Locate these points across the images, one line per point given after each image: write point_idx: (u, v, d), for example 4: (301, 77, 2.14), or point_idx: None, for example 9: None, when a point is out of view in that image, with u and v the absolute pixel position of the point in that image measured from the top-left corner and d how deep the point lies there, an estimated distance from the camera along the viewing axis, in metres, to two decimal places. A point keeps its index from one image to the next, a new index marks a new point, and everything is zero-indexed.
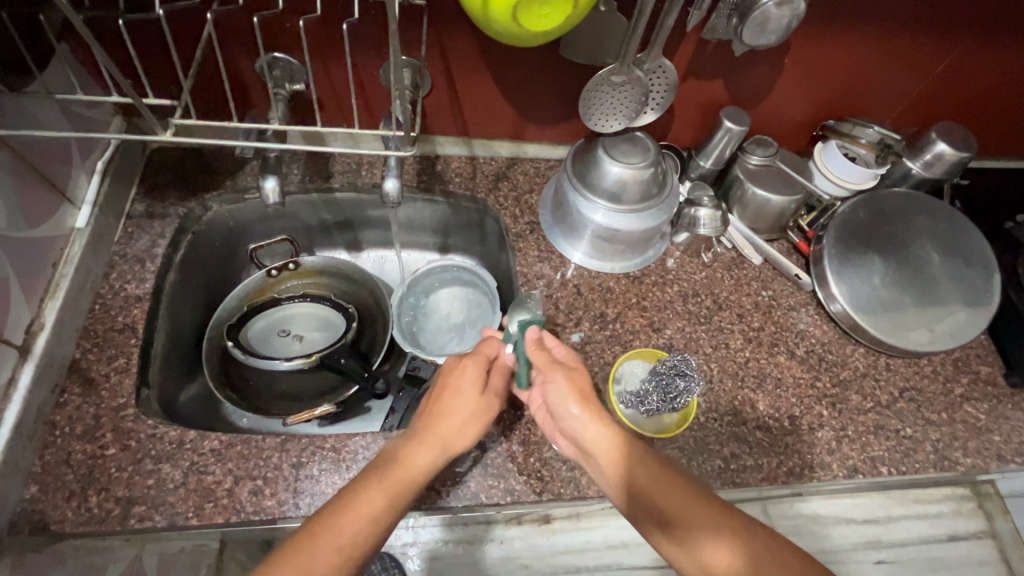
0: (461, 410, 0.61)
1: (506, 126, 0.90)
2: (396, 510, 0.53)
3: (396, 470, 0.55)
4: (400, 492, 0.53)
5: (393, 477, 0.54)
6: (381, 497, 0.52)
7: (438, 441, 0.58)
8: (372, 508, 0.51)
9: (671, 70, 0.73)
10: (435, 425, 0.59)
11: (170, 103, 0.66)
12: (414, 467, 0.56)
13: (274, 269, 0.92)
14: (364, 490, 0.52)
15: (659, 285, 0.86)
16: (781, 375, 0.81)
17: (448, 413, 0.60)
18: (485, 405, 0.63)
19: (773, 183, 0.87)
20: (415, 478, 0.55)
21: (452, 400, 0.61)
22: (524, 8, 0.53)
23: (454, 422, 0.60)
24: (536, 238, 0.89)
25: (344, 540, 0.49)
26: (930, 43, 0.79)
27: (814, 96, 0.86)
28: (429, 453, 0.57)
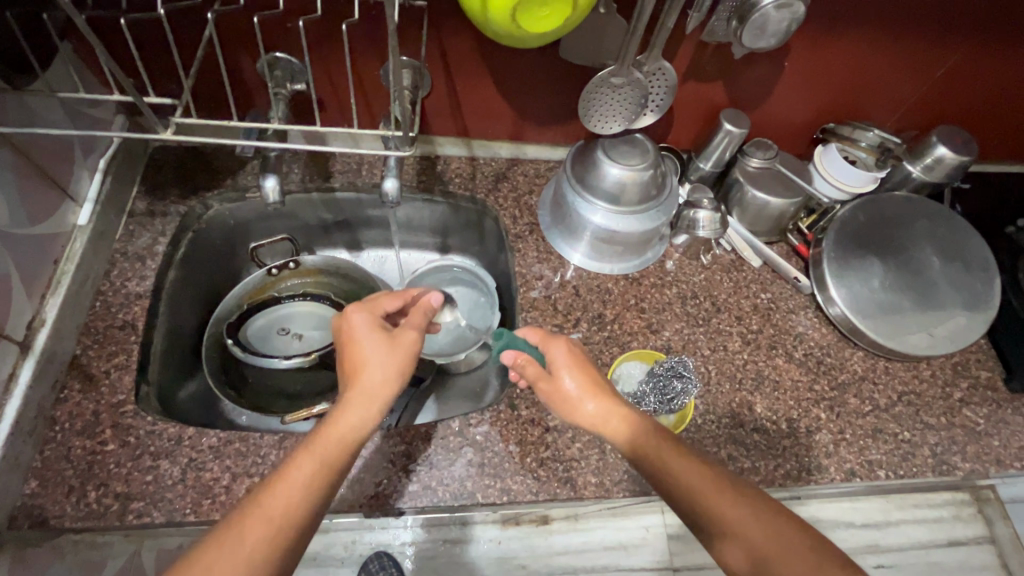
0: (376, 358, 0.59)
1: (506, 128, 0.90)
2: (332, 471, 0.52)
3: (324, 435, 0.53)
4: (332, 458, 0.52)
5: (323, 446, 0.52)
6: (311, 467, 0.51)
7: (366, 400, 0.56)
8: (303, 478, 0.50)
9: (671, 73, 0.72)
10: (356, 386, 0.57)
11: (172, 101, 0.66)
12: (347, 432, 0.54)
13: (274, 268, 0.93)
14: (292, 465, 0.51)
15: (658, 287, 0.86)
16: (779, 378, 0.80)
17: (366, 367, 0.58)
18: (402, 338, 0.61)
19: (773, 186, 0.87)
20: (346, 437, 0.54)
21: (362, 353, 0.59)
22: (524, 9, 0.53)
23: (376, 371, 0.58)
24: (535, 239, 0.89)
25: (278, 515, 0.48)
26: (932, 46, 0.78)
27: (814, 99, 0.86)
28: (355, 412, 0.55)
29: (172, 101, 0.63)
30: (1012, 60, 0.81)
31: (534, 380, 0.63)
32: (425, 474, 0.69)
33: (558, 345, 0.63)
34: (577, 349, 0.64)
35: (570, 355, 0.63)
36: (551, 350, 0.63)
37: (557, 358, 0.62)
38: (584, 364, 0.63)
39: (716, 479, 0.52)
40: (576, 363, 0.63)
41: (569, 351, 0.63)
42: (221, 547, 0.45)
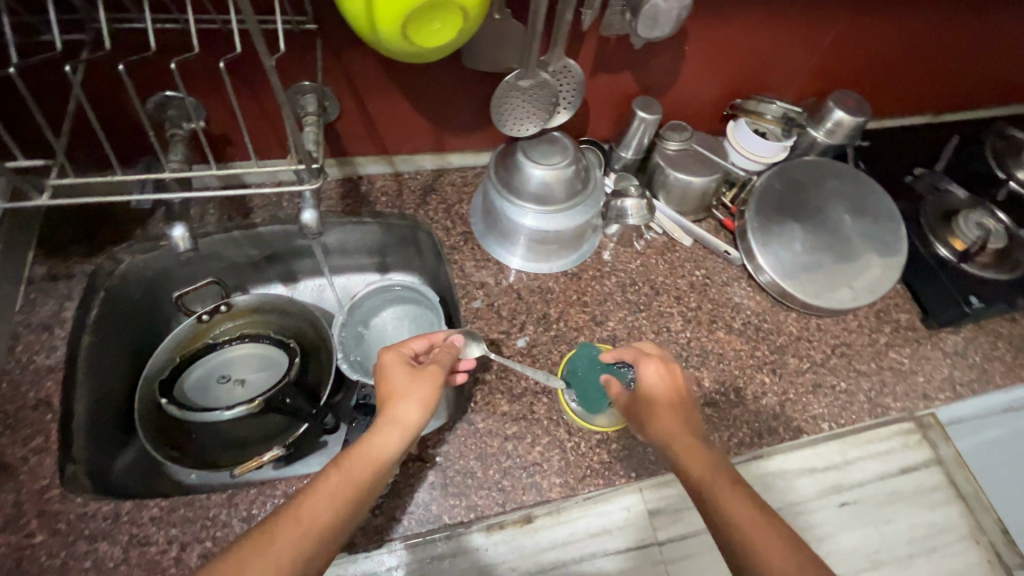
0: (410, 391, 0.63)
1: (426, 140, 0.88)
2: (360, 495, 0.54)
3: (359, 454, 0.57)
4: (362, 481, 0.55)
5: (354, 466, 0.56)
6: (343, 484, 0.54)
7: (396, 426, 0.60)
8: (334, 491, 0.53)
9: (577, 72, 0.73)
10: (389, 412, 0.61)
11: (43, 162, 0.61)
12: (379, 453, 0.58)
13: (204, 314, 0.89)
14: (324, 480, 0.54)
15: (598, 278, 0.88)
16: (722, 350, 0.83)
17: (400, 397, 0.62)
18: (428, 371, 0.65)
19: (692, 166, 0.90)
20: (378, 461, 0.57)
21: (397, 385, 0.64)
22: (414, 25, 0.52)
23: (407, 402, 0.62)
24: (470, 248, 0.88)
25: (314, 520, 0.51)
26: (818, 16, 0.83)
27: (718, 80, 0.90)
28: (387, 438, 0.59)
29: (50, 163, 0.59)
30: (888, 22, 0.87)
31: (614, 396, 0.67)
32: (387, 506, 0.67)
33: (652, 364, 0.66)
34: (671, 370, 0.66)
35: (662, 375, 0.65)
36: (648, 367, 0.66)
37: (650, 377, 0.65)
38: (666, 391, 0.64)
39: (728, 474, 0.53)
40: (662, 384, 0.65)
41: (667, 369, 0.65)
42: (251, 546, 0.47)
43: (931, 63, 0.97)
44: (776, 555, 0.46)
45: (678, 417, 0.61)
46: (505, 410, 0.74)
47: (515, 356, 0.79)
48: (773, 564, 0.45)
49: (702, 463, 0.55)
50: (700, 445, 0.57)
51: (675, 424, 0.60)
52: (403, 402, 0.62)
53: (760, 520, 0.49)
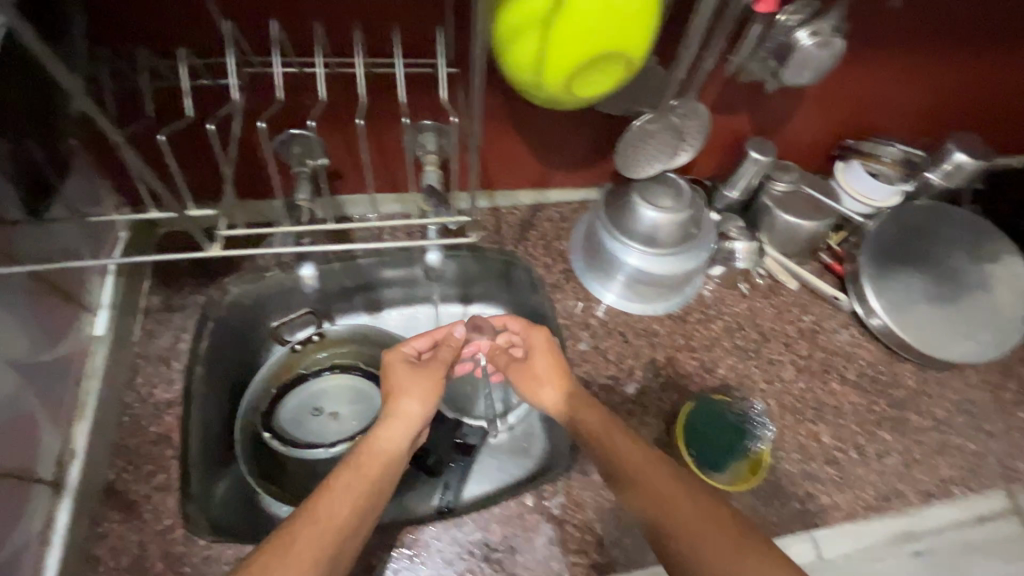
0: (409, 386, 0.73)
1: (530, 176, 0.87)
2: (374, 487, 0.62)
3: (365, 453, 0.65)
4: (376, 474, 0.63)
5: (365, 461, 0.64)
6: (355, 478, 0.61)
7: (398, 421, 0.70)
8: (347, 486, 0.60)
9: (703, 114, 0.70)
10: (392, 409, 0.71)
11: (209, 210, 0.58)
12: (383, 449, 0.66)
13: (298, 343, 0.89)
14: (338, 477, 0.61)
15: (703, 322, 0.85)
16: (839, 403, 0.79)
17: (401, 395, 0.72)
18: (428, 371, 0.75)
19: (801, 208, 0.86)
20: (385, 456, 0.66)
21: (398, 381, 0.74)
22: (580, 78, 0.51)
23: (407, 400, 0.72)
24: (572, 287, 0.87)
25: (337, 516, 0.57)
26: (950, 54, 0.79)
27: (831, 121, 0.86)
28: (390, 435, 0.68)
29: (210, 210, 0.59)
30: (1013, 62, 0.83)
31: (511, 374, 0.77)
32: (506, 560, 0.65)
33: (539, 334, 0.76)
34: (555, 343, 0.75)
35: (549, 343, 0.75)
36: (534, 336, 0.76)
37: (538, 343, 0.75)
38: (544, 358, 0.74)
39: (661, 468, 0.58)
40: (547, 353, 0.75)
41: (548, 340, 0.75)
42: (277, 545, 0.52)
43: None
44: (707, 544, 0.49)
45: (592, 407, 0.68)
46: None
47: (626, 403, 0.76)
48: (702, 549, 0.49)
49: (636, 456, 0.60)
50: (627, 436, 0.63)
51: (597, 415, 0.67)
52: (404, 400, 0.72)
53: (695, 514, 0.52)
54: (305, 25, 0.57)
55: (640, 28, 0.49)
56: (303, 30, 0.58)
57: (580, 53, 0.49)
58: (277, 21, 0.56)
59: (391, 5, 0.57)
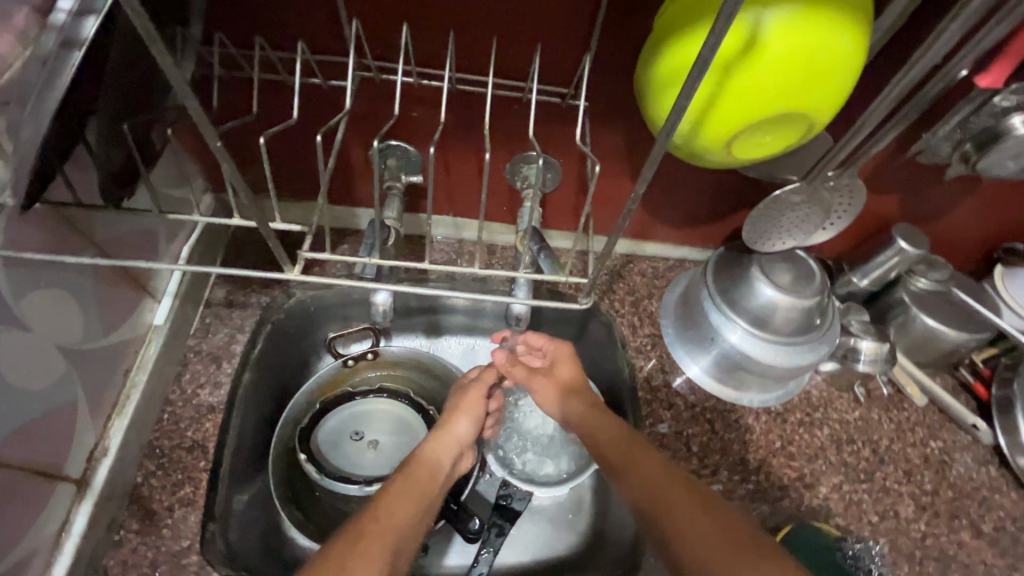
0: (464, 410, 0.70)
1: (631, 225, 0.78)
2: (422, 505, 0.59)
3: (417, 471, 0.62)
4: (427, 492, 0.60)
5: (418, 471, 0.62)
6: (407, 491, 0.59)
7: (450, 442, 0.67)
8: (401, 492, 0.58)
9: (858, 185, 0.59)
10: (446, 429, 0.68)
11: (300, 227, 0.51)
12: (435, 467, 0.64)
13: (350, 358, 0.83)
14: (393, 488, 0.59)
15: (807, 426, 0.73)
16: (970, 561, 0.65)
17: (453, 413, 0.70)
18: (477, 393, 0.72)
19: (946, 313, 0.73)
20: (435, 477, 0.63)
21: (456, 404, 0.71)
22: (745, 138, 0.43)
23: (460, 421, 0.69)
24: (658, 355, 0.77)
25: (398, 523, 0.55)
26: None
27: (998, 221, 0.73)
28: (440, 452, 0.66)
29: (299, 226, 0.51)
30: None
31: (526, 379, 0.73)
32: None
33: (564, 346, 0.72)
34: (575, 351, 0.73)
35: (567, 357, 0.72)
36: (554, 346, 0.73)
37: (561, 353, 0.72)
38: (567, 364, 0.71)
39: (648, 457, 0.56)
40: (570, 363, 0.72)
41: (575, 355, 0.72)
42: (343, 539, 0.51)
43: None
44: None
45: (591, 411, 0.65)
46: None
47: None
48: None
49: (631, 453, 0.57)
50: (621, 429, 0.60)
51: (594, 415, 0.64)
52: (458, 419, 0.69)
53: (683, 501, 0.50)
54: (431, 34, 0.52)
55: (829, 94, 0.40)
56: (428, 38, 0.52)
57: (749, 111, 0.40)
58: (406, 26, 0.50)
59: (532, 25, 0.51)
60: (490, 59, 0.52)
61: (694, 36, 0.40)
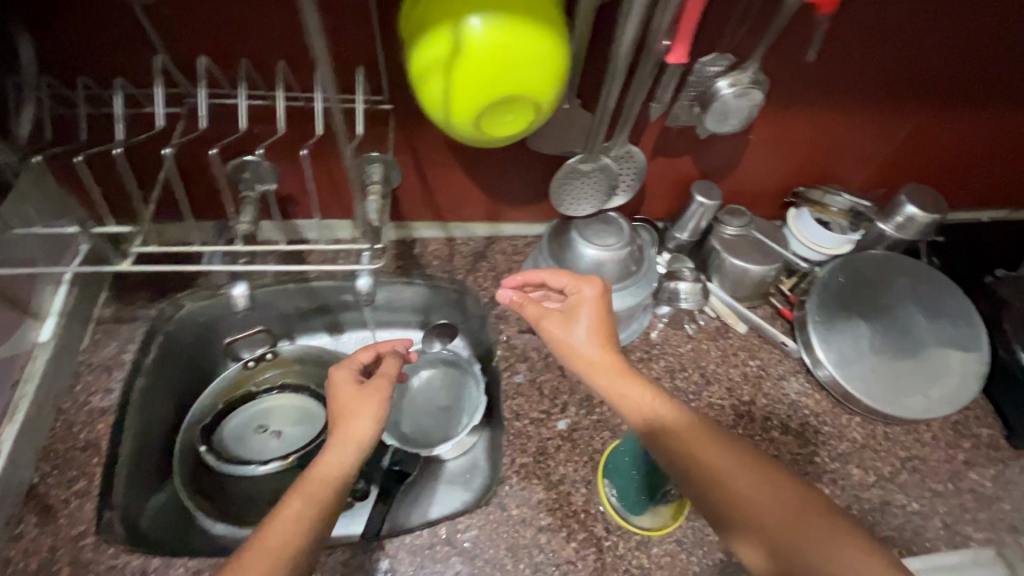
0: (358, 408, 0.65)
1: (481, 211, 0.90)
2: (319, 515, 0.57)
3: (310, 479, 0.59)
4: (321, 500, 0.58)
5: (310, 491, 0.59)
6: (303, 507, 0.57)
7: (347, 443, 0.63)
8: (297, 514, 0.57)
9: (643, 164, 0.74)
10: (340, 431, 0.64)
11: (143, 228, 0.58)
12: (330, 472, 0.60)
13: (251, 360, 0.92)
14: (287, 506, 0.57)
15: (645, 361, 0.84)
16: (778, 452, 0.78)
17: (353, 414, 0.65)
18: (375, 390, 0.67)
19: (749, 253, 0.87)
20: (332, 482, 0.60)
21: (345, 402, 0.66)
22: (487, 117, 0.54)
23: (357, 419, 0.64)
24: (515, 318, 0.87)
25: (287, 543, 0.55)
26: (917, 102, 0.79)
27: (783, 166, 0.87)
28: (338, 456, 0.62)
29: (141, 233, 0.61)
30: (965, 119, 0.83)
31: (541, 320, 0.71)
32: None
33: (590, 286, 0.70)
34: (608, 297, 0.71)
35: (597, 299, 0.70)
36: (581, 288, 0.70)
37: (586, 296, 0.70)
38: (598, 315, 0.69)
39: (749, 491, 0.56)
40: (597, 307, 0.70)
41: (601, 293, 0.70)
42: None
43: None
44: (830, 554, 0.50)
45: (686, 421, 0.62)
46: (540, 497, 0.71)
47: (555, 439, 0.75)
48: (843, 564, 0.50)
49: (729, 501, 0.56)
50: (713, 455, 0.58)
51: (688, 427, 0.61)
52: (355, 417, 0.65)
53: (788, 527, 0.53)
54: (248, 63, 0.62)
55: (544, 80, 0.52)
56: (235, 63, 0.62)
57: (490, 95, 0.51)
58: (204, 56, 0.60)
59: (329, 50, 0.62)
60: (280, 78, 0.62)
61: (428, 37, 0.50)
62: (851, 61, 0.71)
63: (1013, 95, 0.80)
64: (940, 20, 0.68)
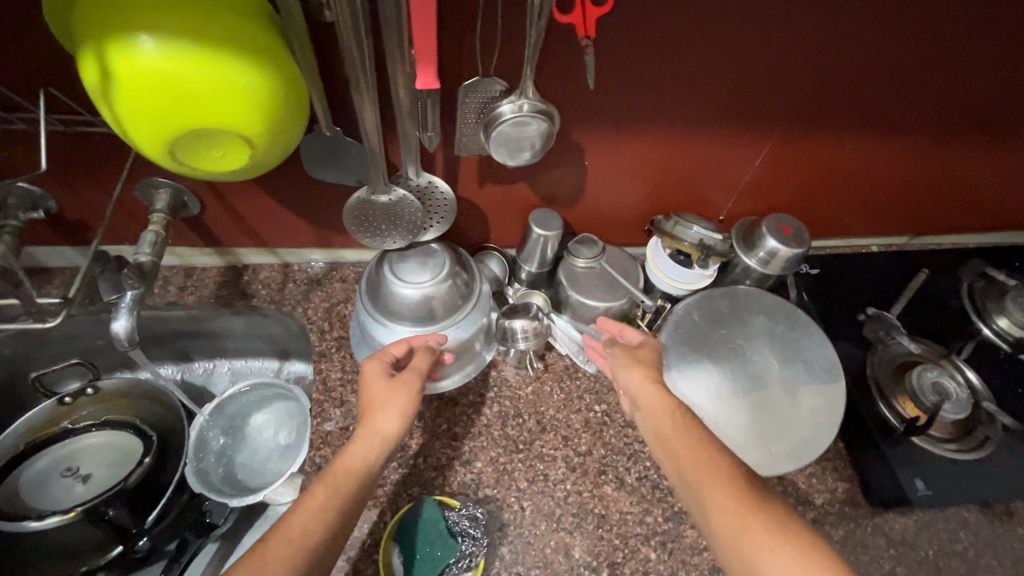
0: (387, 400, 0.62)
1: (309, 237, 0.82)
2: (342, 506, 0.55)
3: (337, 468, 0.57)
4: (344, 492, 0.56)
5: (337, 480, 0.56)
6: (329, 499, 0.55)
7: (374, 435, 0.60)
8: (319, 505, 0.54)
9: (453, 202, 0.69)
10: (367, 423, 0.61)
11: None
12: (355, 463, 0.58)
13: (65, 396, 0.81)
14: (313, 496, 0.54)
15: (476, 406, 0.77)
16: (605, 512, 0.71)
17: (379, 407, 0.62)
18: (405, 383, 0.64)
19: (597, 289, 0.79)
20: (357, 473, 0.57)
21: (373, 395, 0.63)
22: (183, 150, 0.47)
23: (385, 413, 0.62)
24: (341, 356, 0.80)
25: (307, 534, 0.52)
26: (775, 130, 0.71)
27: (640, 191, 0.79)
28: (365, 448, 0.59)
29: None
30: (847, 147, 0.75)
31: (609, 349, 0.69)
32: None
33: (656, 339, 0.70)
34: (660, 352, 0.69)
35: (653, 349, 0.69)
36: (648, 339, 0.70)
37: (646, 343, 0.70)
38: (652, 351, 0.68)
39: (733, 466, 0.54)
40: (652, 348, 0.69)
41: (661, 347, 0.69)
42: (246, 566, 0.48)
43: (918, 183, 0.83)
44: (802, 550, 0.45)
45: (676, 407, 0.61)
46: None
47: None
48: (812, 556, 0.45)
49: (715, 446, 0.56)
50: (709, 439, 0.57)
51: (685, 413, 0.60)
52: (382, 412, 0.62)
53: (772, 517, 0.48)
54: None
55: (245, 121, 0.45)
56: None
57: (183, 121, 0.44)
58: None
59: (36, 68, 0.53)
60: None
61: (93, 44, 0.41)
62: (704, 83, 0.62)
63: (884, 125, 0.72)
64: (784, 47, 0.59)
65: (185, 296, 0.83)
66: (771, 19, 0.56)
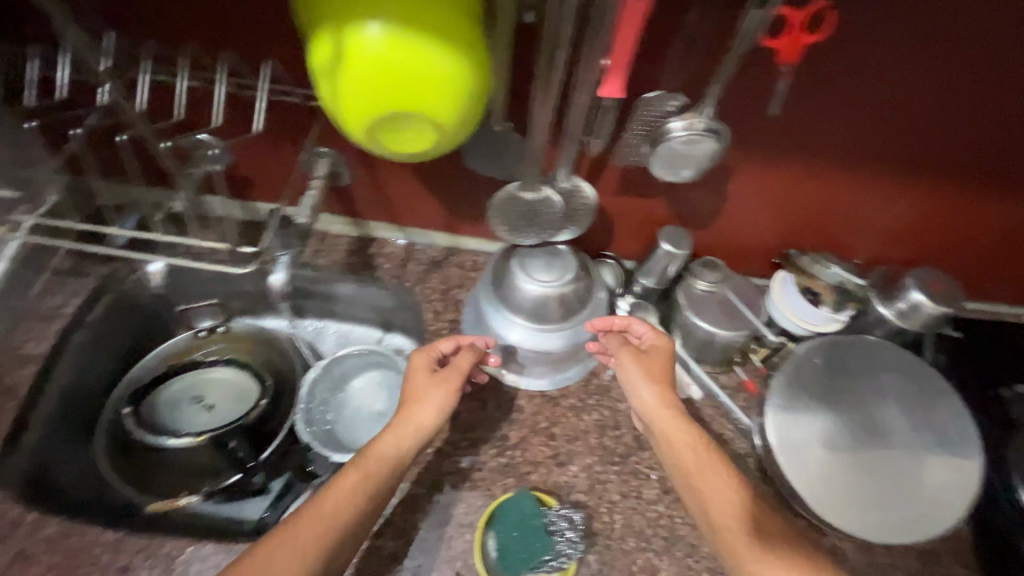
0: (424, 395, 0.65)
1: (438, 221, 0.86)
2: (372, 493, 0.57)
3: (368, 455, 0.59)
4: (374, 479, 0.57)
5: (368, 466, 0.58)
6: (358, 485, 0.57)
7: (408, 426, 0.62)
8: (347, 492, 0.56)
9: (592, 207, 0.70)
10: (402, 414, 0.63)
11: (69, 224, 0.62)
12: (385, 452, 0.60)
13: (202, 331, 0.89)
14: (342, 479, 0.57)
15: (576, 410, 0.78)
16: (697, 542, 0.69)
17: (416, 401, 0.64)
18: (444, 380, 0.66)
19: (718, 315, 0.77)
20: (389, 463, 0.59)
21: (411, 389, 0.65)
22: (386, 129, 0.50)
23: (422, 407, 0.64)
24: (452, 338, 0.84)
25: (334, 517, 0.54)
26: (943, 175, 0.66)
27: (777, 223, 0.76)
28: (395, 439, 0.61)
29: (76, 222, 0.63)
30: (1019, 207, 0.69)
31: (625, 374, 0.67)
32: None
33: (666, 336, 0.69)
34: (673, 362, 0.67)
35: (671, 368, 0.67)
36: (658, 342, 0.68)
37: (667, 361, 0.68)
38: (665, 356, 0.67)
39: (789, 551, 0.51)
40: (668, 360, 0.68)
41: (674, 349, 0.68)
42: (276, 544, 0.51)
43: None
44: None
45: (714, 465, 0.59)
46: (419, 534, 0.67)
47: (454, 475, 0.71)
48: None
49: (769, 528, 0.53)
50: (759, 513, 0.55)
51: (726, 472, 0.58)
52: (418, 406, 0.64)
53: None
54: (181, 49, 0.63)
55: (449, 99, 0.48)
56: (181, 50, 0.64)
57: (394, 99, 0.47)
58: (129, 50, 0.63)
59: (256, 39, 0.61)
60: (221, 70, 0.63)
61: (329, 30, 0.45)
62: (879, 121, 0.59)
63: None
64: (979, 87, 0.55)
65: (317, 259, 0.89)
66: (973, 61, 0.53)
